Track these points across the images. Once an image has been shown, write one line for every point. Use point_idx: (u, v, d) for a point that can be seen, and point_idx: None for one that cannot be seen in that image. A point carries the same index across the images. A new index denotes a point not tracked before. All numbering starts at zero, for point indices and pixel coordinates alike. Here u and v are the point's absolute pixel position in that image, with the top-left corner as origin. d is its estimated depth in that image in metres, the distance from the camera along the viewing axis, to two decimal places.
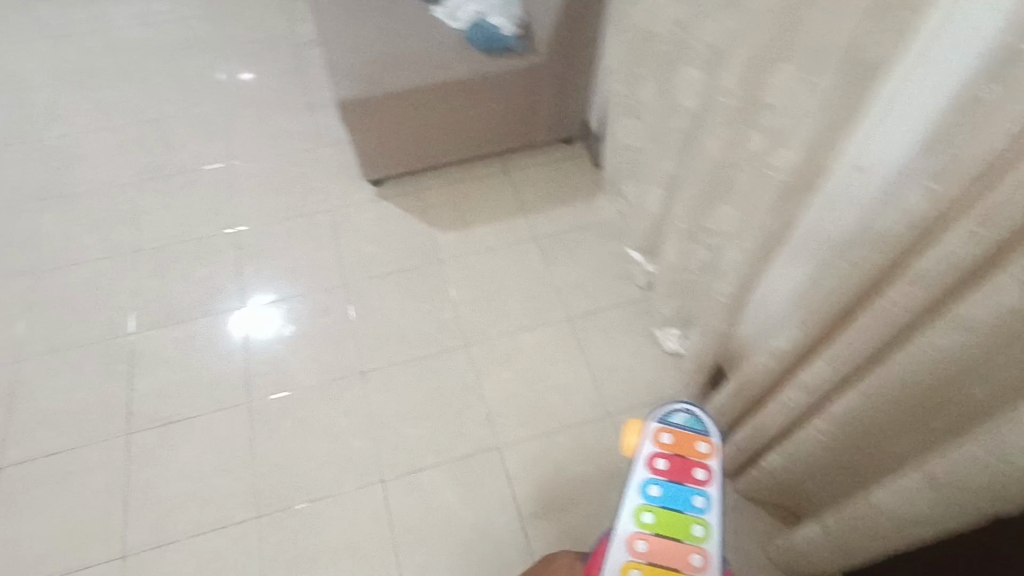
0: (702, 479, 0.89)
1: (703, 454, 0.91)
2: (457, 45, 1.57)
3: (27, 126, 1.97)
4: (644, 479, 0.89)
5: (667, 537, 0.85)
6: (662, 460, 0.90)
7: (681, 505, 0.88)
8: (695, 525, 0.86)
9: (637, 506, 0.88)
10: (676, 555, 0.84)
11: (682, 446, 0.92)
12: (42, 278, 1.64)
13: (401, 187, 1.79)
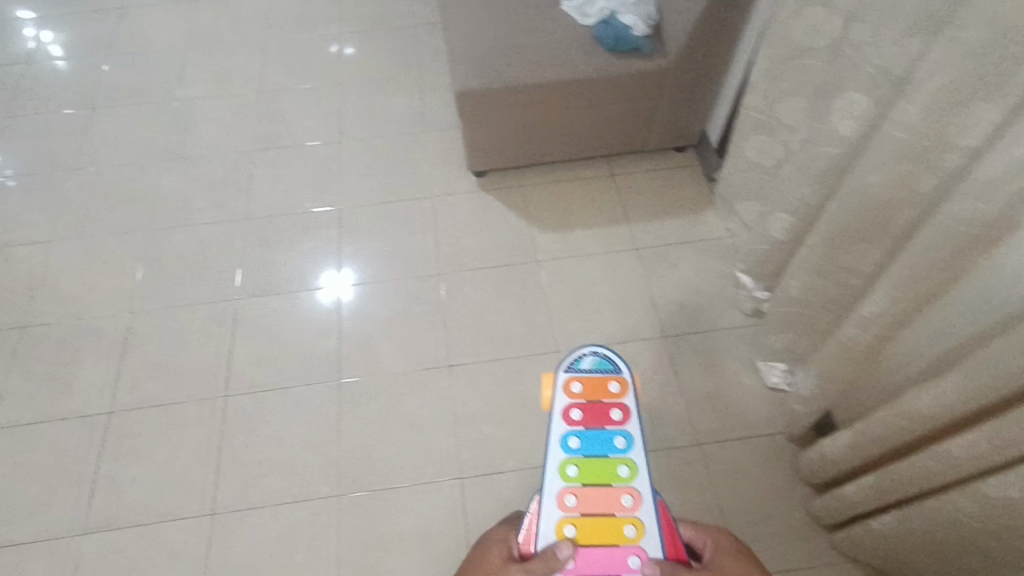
0: (618, 419, 1.05)
1: (615, 393, 1.07)
2: (585, 42, 1.52)
3: (158, 86, 2.07)
4: (566, 434, 1.03)
5: (593, 480, 1.01)
6: (575, 413, 1.05)
7: (604, 449, 1.03)
8: (619, 465, 1.01)
9: (563, 461, 1.02)
10: (605, 494, 0.99)
11: (596, 392, 1.07)
12: (160, 234, 1.73)
13: (503, 180, 1.77)
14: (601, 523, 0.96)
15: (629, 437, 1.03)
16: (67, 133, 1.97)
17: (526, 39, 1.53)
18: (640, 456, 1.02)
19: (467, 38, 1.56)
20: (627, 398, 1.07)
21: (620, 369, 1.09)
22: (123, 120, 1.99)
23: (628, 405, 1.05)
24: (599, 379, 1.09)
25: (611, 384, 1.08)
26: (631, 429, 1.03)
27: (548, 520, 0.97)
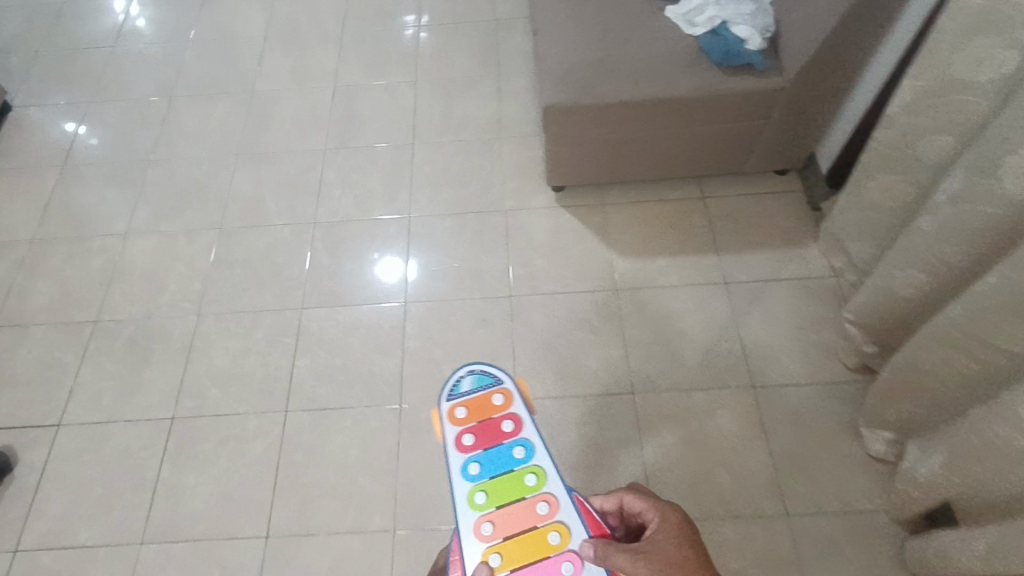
0: (511, 428, 1.01)
1: (501, 402, 1.03)
2: (688, 54, 1.38)
3: (235, 78, 2.05)
4: (463, 463, 0.99)
5: (506, 499, 0.97)
6: (466, 438, 1.00)
7: (507, 464, 0.99)
8: (526, 475, 0.97)
9: (469, 492, 0.97)
10: (520, 510, 0.95)
11: (481, 409, 1.04)
12: (230, 235, 1.72)
13: (582, 199, 1.67)
14: (524, 541, 0.93)
15: (528, 443, 1.00)
16: (145, 124, 1.97)
17: (620, 51, 1.41)
18: (542, 459, 0.99)
19: (555, 48, 1.45)
20: (514, 404, 1.04)
21: (497, 380, 1.05)
22: (200, 112, 1.98)
23: (517, 412, 1.02)
24: (478, 396, 1.04)
25: (494, 397, 1.04)
26: (526, 434, 1.00)
27: (470, 557, 0.92)
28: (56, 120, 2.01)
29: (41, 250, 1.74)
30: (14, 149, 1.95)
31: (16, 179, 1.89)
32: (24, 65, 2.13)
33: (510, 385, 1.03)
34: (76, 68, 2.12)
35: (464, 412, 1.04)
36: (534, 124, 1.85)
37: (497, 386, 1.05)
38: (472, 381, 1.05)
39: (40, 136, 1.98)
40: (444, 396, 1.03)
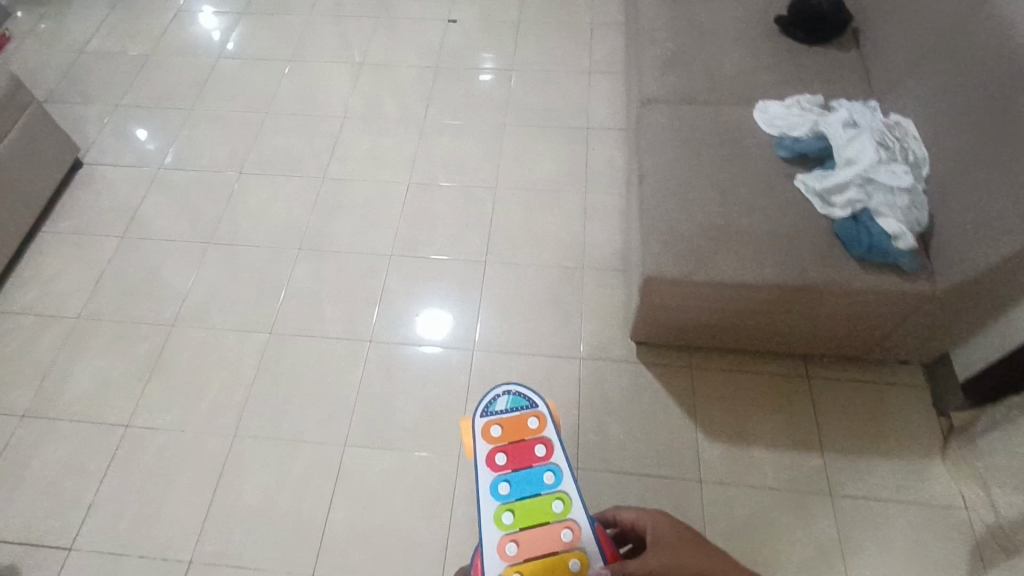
0: (542, 454, 1.22)
1: (534, 428, 1.24)
2: (824, 239, 1.20)
3: (308, 156, 1.93)
4: (497, 481, 1.18)
5: (532, 520, 1.15)
6: (501, 459, 1.20)
7: (537, 487, 1.19)
8: (552, 500, 1.16)
9: (498, 510, 1.16)
10: (545, 531, 1.13)
11: (515, 434, 1.24)
12: (278, 341, 1.57)
13: (669, 356, 1.49)
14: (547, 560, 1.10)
15: (555, 470, 1.19)
16: (212, 195, 1.86)
17: (743, 222, 1.24)
18: (568, 487, 1.18)
19: (668, 204, 1.29)
20: (546, 433, 1.24)
21: (533, 405, 1.27)
22: (267, 190, 1.86)
23: (548, 440, 1.23)
24: (514, 422, 1.25)
25: (528, 423, 1.25)
26: (555, 462, 1.20)
27: (494, 568, 1.10)
28: (121, 178, 1.90)
29: (82, 327, 1.61)
30: (73, 205, 1.84)
31: (71, 240, 1.77)
32: (99, 116, 2.07)
33: (544, 415, 1.24)
34: (152, 125, 2.05)
35: (500, 436, 1.24)
36: (620, 253, 1.68)
37: (530, 414, 1.26)
38: (508, 404, 1.27)
39: (101, 194, 1.86)
40: (483, 414, 1.25)
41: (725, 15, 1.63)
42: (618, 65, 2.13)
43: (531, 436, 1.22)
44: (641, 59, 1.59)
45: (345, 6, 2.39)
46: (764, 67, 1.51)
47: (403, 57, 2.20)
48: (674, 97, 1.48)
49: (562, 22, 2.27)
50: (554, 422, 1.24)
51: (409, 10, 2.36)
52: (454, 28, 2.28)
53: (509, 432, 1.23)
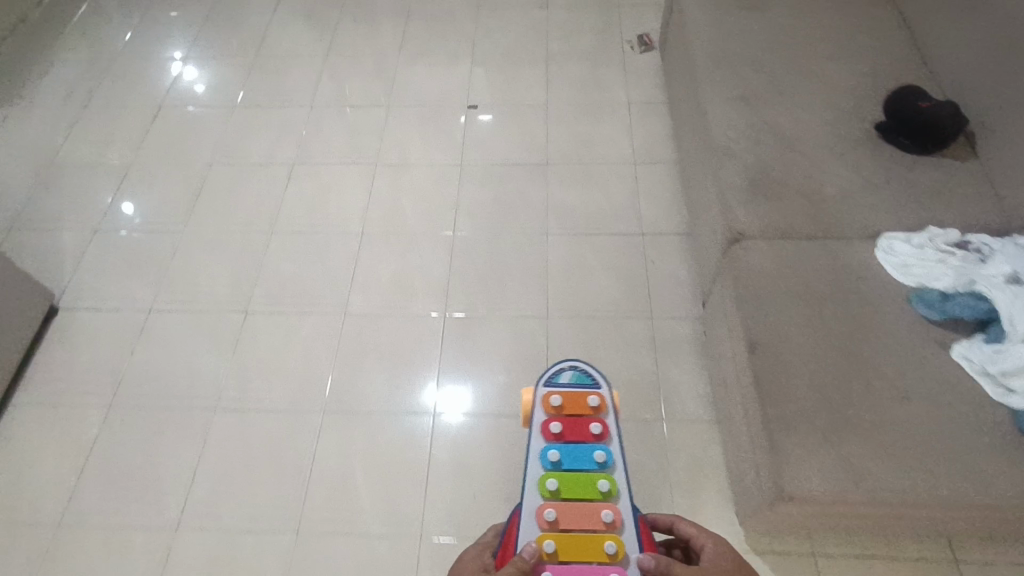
0: (596, 431, 1.24)
1: (594, 405, 1.27)
2: (1003, 440, 0.95)
3: (325, 286, 1.68)
4: (547, 450, 1.22)
5: (574, 494, 1.18)
6: (554, 429, 1.24)
7: (585, 465, 1.22)
8: (599, 479, 1.19)
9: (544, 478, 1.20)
10: (586, 507, 1.17)
11: (575, 409, 1.27)
12: (307, 545, 1.31)
13: (783, 543, 1.24)
14: (581, 537, 1.13)
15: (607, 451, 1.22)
16: (215, 343, 1.59)
17: (897, 415, 0.99)
18: (616, 471, 1.21)
19: (797, 385, 1.04)
20: (605, 414, 1.27)
21: (597, 386, 1.29)
22: (279, 332, 1.60)
23: (606, 422, 1.25)
24: (576, 398, 1.28)
25: (589, 401, 1.27)
26: (609, 444, 1.23)
27: (529, 531, 1.15)
28: (107, 325, 1.64)
29: (70, 534, 1.34)
30: (53, 366, 1.57)
31: (51, 415, 1.50)
32: (77, 243, 1.80)
33: (607, 398, 1.25)
34: (138, 252, 1.78)
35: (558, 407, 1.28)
36: (701, 398, 1.44)
37: (593, 393, 1.29)
38: (573, 378, 1.30)
39: (84, 350, 1.60)
40: (547, 383, 1.28)
41: (810, 118, 1.39)
42: (666, 154, 1.89)
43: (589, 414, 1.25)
44: (722, 176, 1.34)
45: (349, 92, 2.13)
46: (873, 187, 1.27)
47: (421, 154, 1.94)
48: (773, 232, 1.24)
49: (595, 104, 2.03)
50: (615, 404, 1.26)
51: (421, 95, 2.10)
52: (475, 114, 2.04)
53: (569, 406, 1.26)
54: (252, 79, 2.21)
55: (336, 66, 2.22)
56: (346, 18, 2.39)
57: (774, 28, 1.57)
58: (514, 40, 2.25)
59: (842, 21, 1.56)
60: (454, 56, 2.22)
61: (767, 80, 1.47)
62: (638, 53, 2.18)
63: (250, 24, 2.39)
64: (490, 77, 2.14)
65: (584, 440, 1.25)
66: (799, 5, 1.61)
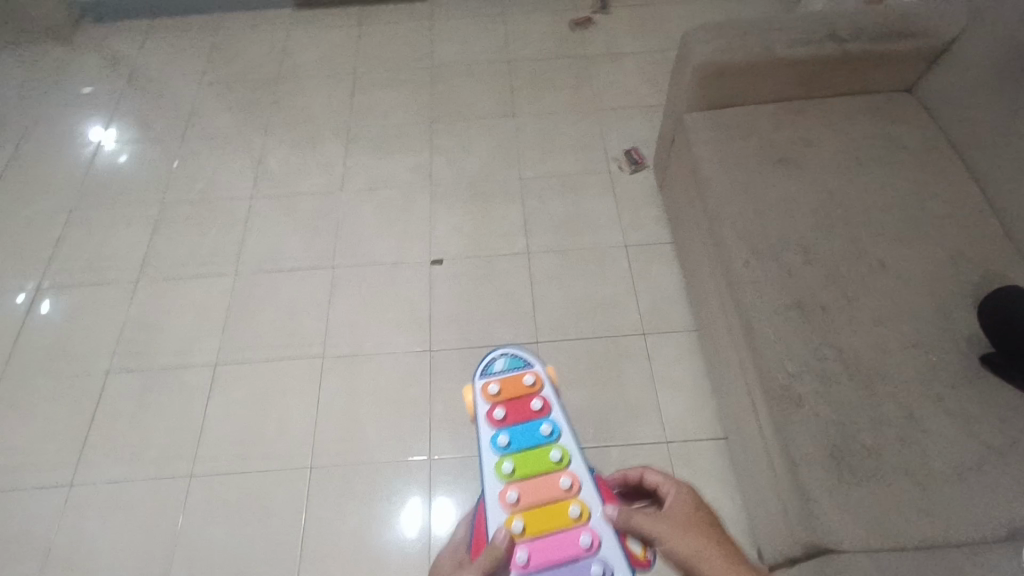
0: (538, 407, 1.08)
1: (530, 383, 1.10)
2: None
3: (269, 557, 1.28)
4: (493, 435, 1.05)
5: (532, 471, 1.02)
6: (498, 413, 1.07)
7: (536, 440, 1.05)
8: (551, 450, 1.03)
9: (497, 461, 1.03)
10: (545, 482, 1.01)
11: (513, 389, 1.10)
12: None
13: None
14: (546, 510, 0.98)
15: (555, 420, 1.06)
16: None
17: None
18: (569, 439, 1.05)
19: None
20: (545, 389, 1.10)
21: (529, 362, 1.12)
22: None
23: (546, 394, 1.08)
24: (512, 381, 1.11)
25: (525, 380, 1.10)
26: (554, 413, 1.06)
27: (494, 520, 0.98)
28: None
29: None
30: None
31: None
32: None
33: (544, 372, 1.10)
34: (8, 527, 1.32)
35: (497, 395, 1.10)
36: None
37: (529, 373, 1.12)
38: (506, 364, 1.12)
39: None
40: (479, 371, 1.11)
41: (889, 337, 1.09)
42: (682, 319, 1.55)
43: (528, 391, 1.08)
44: (794, 436, 1.01)
45: (284, 249, 1.73)
46: (997, 457, 0.96)
47: (379, 338, 1.56)
48: (880, 539, 0.91)
49: (587, 250, 1.69)
50: (553, 377, 1.10)
51: (373, 249, 1.73)
52: (442, 272, 1.68)
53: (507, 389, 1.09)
54: (159, 237, 1.77)
55: (266, 212, 1.82)
56: (274, 142, 1.99)
57: (820, 194, 1.28)
58: (480, 163, 1.89)
59: (900, 184, 1.28)
60: (409, 190, 1.85)
61: (826, 274, 1.17)
62: (629, 173, 1.84)
63: (156, 158, 1.96)
64: (456, 218, 1.78)
65: (529, 418, 1.08)
66: (843, 160, 1.32)
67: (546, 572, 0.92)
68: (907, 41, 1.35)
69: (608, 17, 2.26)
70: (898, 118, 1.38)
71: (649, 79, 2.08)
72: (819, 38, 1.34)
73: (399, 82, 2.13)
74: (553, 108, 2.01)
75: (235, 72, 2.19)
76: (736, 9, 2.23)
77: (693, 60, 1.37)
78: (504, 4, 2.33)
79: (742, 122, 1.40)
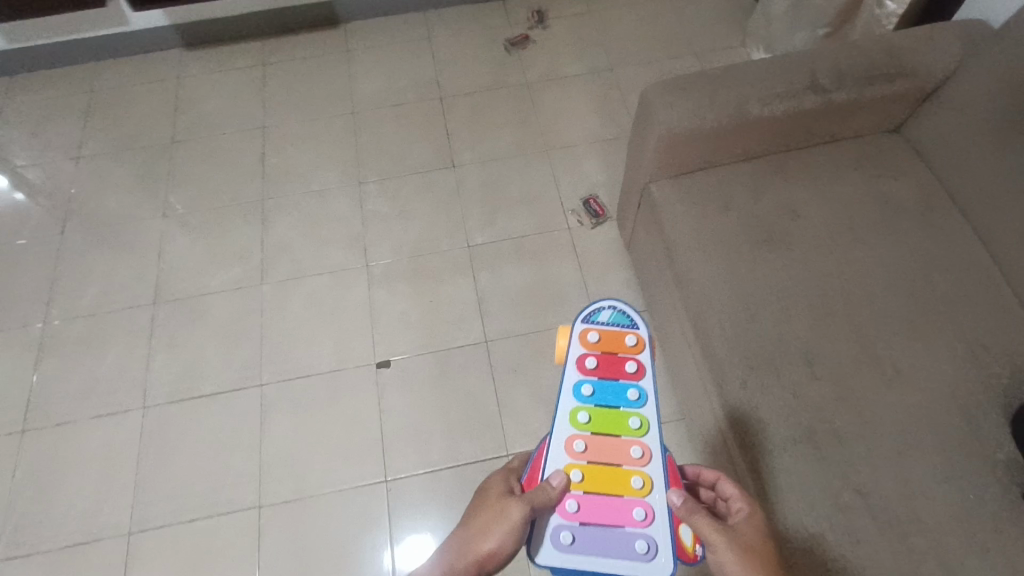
0: (633, 372, 0.99)
1: (631, 347, 1.02)
2: None
3: None
4: (578, 382, 0.99)
5: (604, 429, 0.96)
6: (590, 362, 1.00)
7: (618, 400, 0.98)
8: (632, 416, 0.97)
9: (573, 409, 0.98)
10: (616, 445, 0.95)
11: (611, 347, 1.03)
12: None
13: None
14: (607, 473, 0.92)
15: (643, 389, 0.99)
16: None
17: None
18: (653, 411, 0.98)
19: None
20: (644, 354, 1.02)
21: (636, 325, 1.04)
22: None
23: (645, 359, 1.01)
24: (615, 335, 1.04)
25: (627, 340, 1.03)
26: (646, 383, 0.99)
27: (555, 462, 0.93)
28: None
29: None
30: None
31: None
32: None
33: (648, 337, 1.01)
34: None
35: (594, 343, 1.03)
36: None
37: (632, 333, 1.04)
38: (612, 317, 1.04)
39: None
40: (582, 318, 1.04)
41: (917, 469, 0.93)
42: (667, 408, 1.38)
43: (627, 352, 1.01)
44: None
45: (202, 368, 1.48)
46: None
47: (324, 471, 1.35)
48: None
49: (553, 332, 1.49)
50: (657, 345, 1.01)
51: (308, 354, 1.49)
52: (390, 375, 1.45)
53: (607, 342, 1.02)
54: (44, 368, 1.48)
55: (174, 319, 1.55)
56: (175, 227, 1.69)
57: (815, 278, 1.10)
58: (421, 233, 1.65)
59: (902, 257, 1.11)
60: (343, 273, 1.60)
61: (832, 391, 1.00)
62: (591, 227, 1.63)
63: (32, 260, 1.64)
64: (400, 306, 1.55)
65: (619, 379, 1.00)
66: (836, 231, 1.14)
67: (592, 530, 0.87)
68: (899, 80, 1.14)
69: (546, 32, 2.00)
70: (891, 171, 1.20)
71: (602, 106, 1.83)
72: (798, 88, 1.12)
73: (316, 136, 1.84)
74: (497, 153, 1.77)
75: (119, 140, 1.86)
76: (687, 13, 2.00)
77: (655, 129, 1.14)
78: (427, 26, 2.04)
79: (716, 192, 1.20)
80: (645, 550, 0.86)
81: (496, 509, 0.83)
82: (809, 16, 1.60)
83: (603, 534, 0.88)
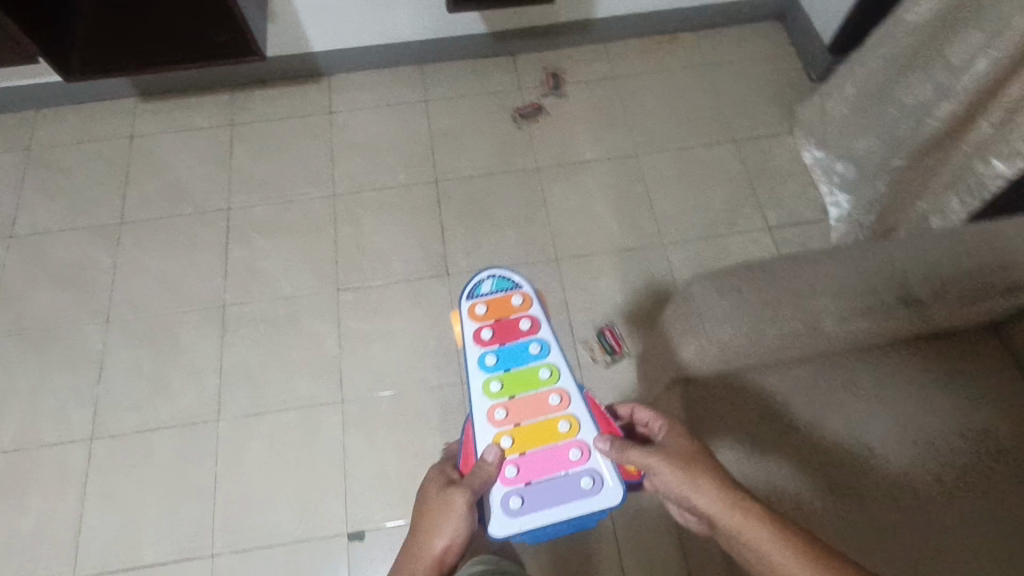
0: (527, 328, 1.06)
1: (520, 305, 1.08)
2: None
3: None
4: (480, 354, 1.03)
5: (520, 390, 1.01)
6: (486, 334, 1.04)
7: (523, 359, 1.03)
8: (539, 369, 1.02)
9: (484, 382, 1.01)
10: (533, 400, 1.00)
11: (500, 311, 1.07)
12: None
13: None
14: (536, 428, 0.97)
15: (543, 341, 1.05)
16: None
17: None
18: (557, 357, 1.04)
19: None
20: (533, 308, 1.08)
21: (518, 285, 1.09)
22: None
23: (535, 314, 1.07)
24: (500, 301, 1.08)
25: (513, 301, 1.08)
26: (544, 334, 1.05)
27: (484, 436, 0.97)
28: None
29: None
30: None
31: None
32: None
33: (533, 291, 1.08)
34: None
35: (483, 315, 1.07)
36: None
37: (515, 294, 1.09)
38: (493, 286, 1.08)
39: None
40: (464, 294, 1.08)
41: None
42: None
43: (516, 312, 1.06)
44: None
45: (143, 529, 1.27)
46: None
47: None
48: None
49: None
50: (542, 297, 1.08)
51: (268, 520, 1.28)
52: (363, 553, 1.25)
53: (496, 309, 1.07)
54: None
55: (111, 462, 1.32)
56: (117, 337, 1.44)
57: (896, 553, 0.88)
58: (406, 361, 1.41)
59: (1006, 526, 0.88)
60: (313, 409, 1.37)
61: None
62: (604, 367, 1.40)
63: None
64: (378, 458, 1.33)
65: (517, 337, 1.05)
66: (919, 480, 0.92)
67: (538, 485, 0.92)
68: (1008, 296, 0.92)
69: (561, 102, 1.72)
70: (989, 395, 0.97)
71: (621, 205, 1.59)
72: (887, 303, 0.90)
73: (289, 226, 1.58)
74: (499, 260, 1.52)
75: (56, 217, 1.59)
76: (725, 87, 1.73)
77: (702, 341, 0.90)
78: (423, 85, 1.75)
79: (770, 414, 0.96)
80: (592, 483, 0.91)
81: (440, 505, 0.84)
82: (879, 129, 1.35)
83: (549, 487, 0.92)
